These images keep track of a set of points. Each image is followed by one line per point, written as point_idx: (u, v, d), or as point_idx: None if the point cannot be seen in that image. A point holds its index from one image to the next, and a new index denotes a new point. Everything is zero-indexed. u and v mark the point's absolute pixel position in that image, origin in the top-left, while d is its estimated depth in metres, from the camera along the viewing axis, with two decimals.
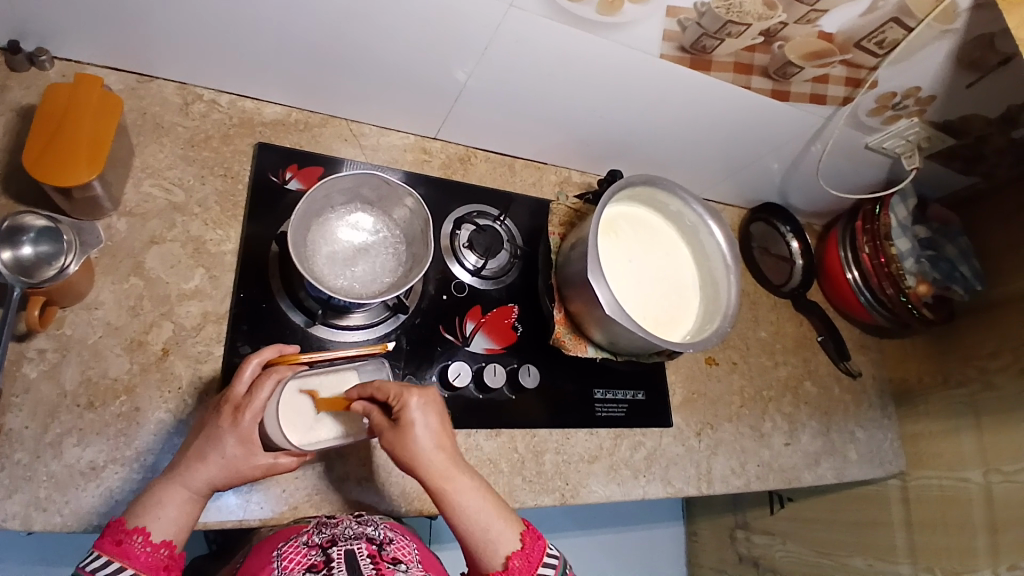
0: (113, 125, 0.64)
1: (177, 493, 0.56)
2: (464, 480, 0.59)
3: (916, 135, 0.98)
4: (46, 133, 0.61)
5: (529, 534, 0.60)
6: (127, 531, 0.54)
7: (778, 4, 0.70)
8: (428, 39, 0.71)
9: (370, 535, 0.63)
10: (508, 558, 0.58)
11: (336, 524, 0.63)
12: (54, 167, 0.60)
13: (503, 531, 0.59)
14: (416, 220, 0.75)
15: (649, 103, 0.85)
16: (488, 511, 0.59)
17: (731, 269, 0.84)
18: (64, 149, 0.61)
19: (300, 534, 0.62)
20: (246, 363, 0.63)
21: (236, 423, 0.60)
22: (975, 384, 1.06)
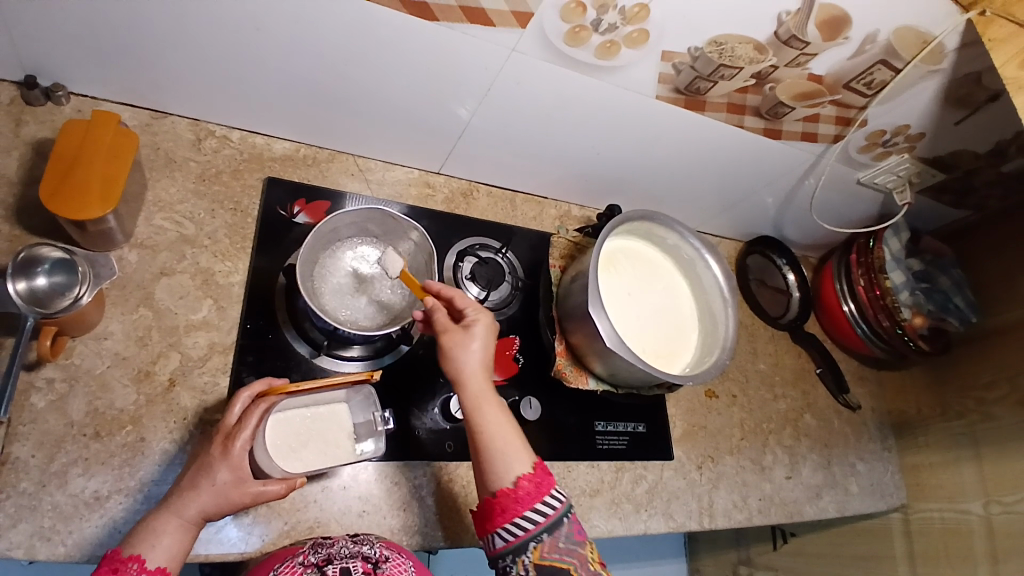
0: (130, 160, 0.66)
1: (172, 521, 0.56)
2: (496, 406, 0.66)
3: (906, 170, 1.01)
4: (65, 168, 0.64)
5: (541, 466, 0.63)
6: (123, 559, 0.53)
7: (768, 47, 0.73)
8: (433, 78, 0.74)
9: (366, 553, 0.63)
10: (518, 478, 0.62)
11: (333, 544, 0.63)
12: (70, 202, 0.62)
13: (520, 452, 0.64)
14: (420, 254, 0.77)
15: (647, 141, 0.88)
16: (511, 436, 0.65)
17: (729, 302, 0.85)
18: (82, 183, 0.63)
19: (296, 554, 0.61)
20: (236, 398, 0.64)
21: (226, 452, 0.60)
22: (972, 415, 1.06)
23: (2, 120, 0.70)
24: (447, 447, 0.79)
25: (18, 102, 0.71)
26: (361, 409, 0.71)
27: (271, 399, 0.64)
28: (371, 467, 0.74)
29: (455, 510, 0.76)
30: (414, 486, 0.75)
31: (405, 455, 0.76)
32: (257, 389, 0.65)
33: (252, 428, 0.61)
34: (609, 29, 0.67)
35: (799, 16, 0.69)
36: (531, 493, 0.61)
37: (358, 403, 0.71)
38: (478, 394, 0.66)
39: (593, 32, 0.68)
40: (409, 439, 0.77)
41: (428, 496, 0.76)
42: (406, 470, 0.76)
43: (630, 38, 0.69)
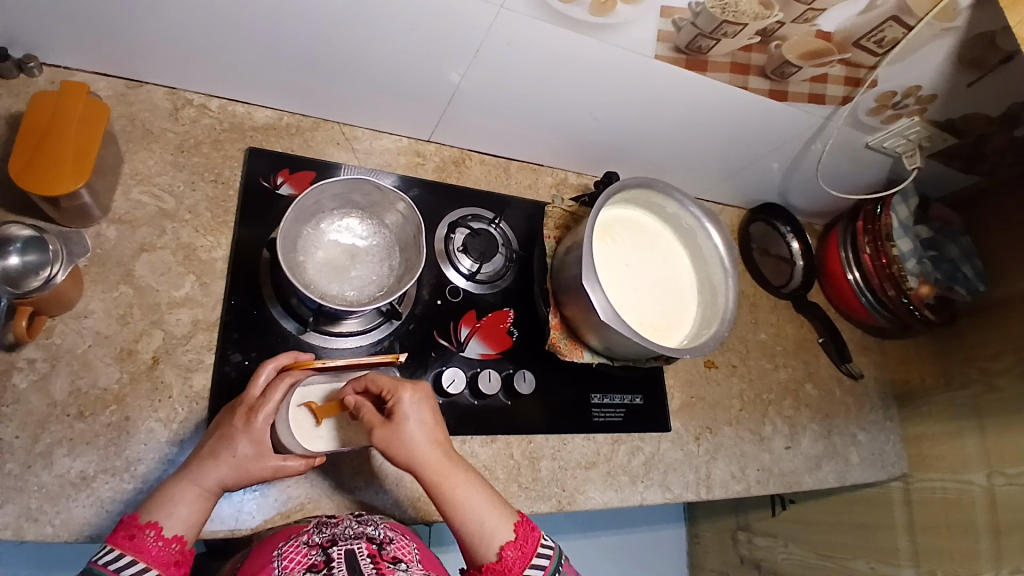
0: (101, 131, 0.63)
1: (188, 490, 0.56)
2: (458, 474, 0.61)
3: (916, 134, 0.97)
4: (33, 140, 0.61)
5: (523, 524, 0.61)
6: (141, 525, 0.53)
7: (775, 3, 0.68)
8: (419, 37, 0.69)
9: (370, 534, 0.62)
10: (502, 548, 0.59)
11: (336, 524, 0.63)
12: (40, 176, 0.59)
13: (497, 523, 0.60)
14: (408, 226, 0.74)
15: (646, 104, 0.84)
16: (480, 504, 0.60)
17: (729, 272, 0.83)
18: (51, 157, 0.60)
19: (300, 533, 0.61)
20: (261, 369, 0.64)
21: (249, 424, 0.60)
22: (977, 385, 1.05)
23: None
24: None
25: None
26: None
27: (298, 373, 0.63)
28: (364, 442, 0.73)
29: None
30: (407, 461, 0.75)
31: None
32: (282, 362, 0.64)
33: (277, 402, 0.62)
34: None
35: None
36: (523, 552, 0.59)
37: None
38: (431, 467, 0.60)
39: None
40: None
41: (421, 471, 0.75)
42: None
43: None
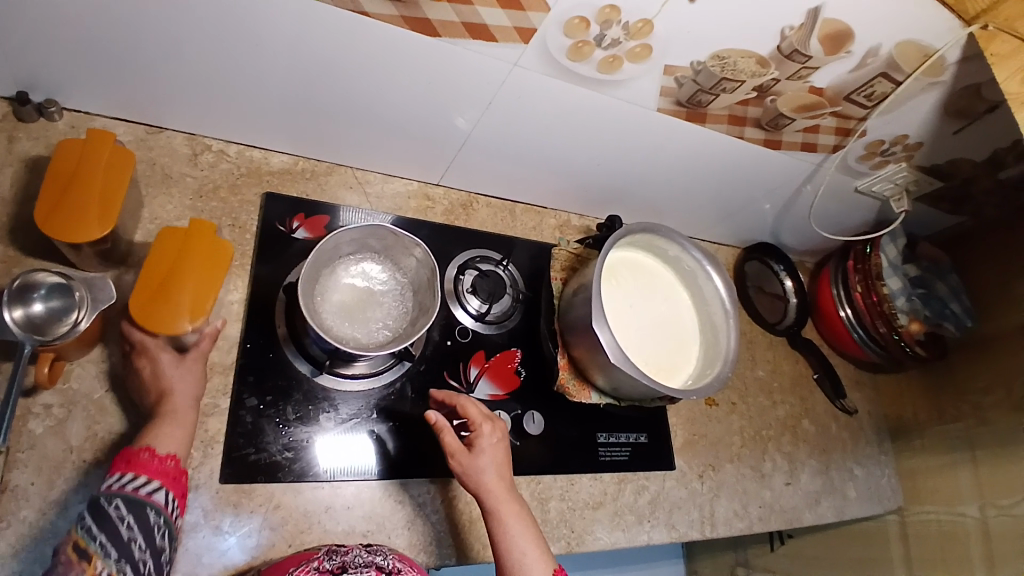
0: (127, 176, 0.65)
1: (184, 408, 0.61)
2: (518, 507, 0.65)
3: (904, 178, 1.02)
4: (59, 187, 0.62)
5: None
6: (134, 450, 0.54)
7: (770, 61, 0.72)
8: (433, 88, 0.72)
9: (379, 563, 0.62)
10: None
11: (346, 551, 0.63)
12: (67, 224, 0.61)
13: (542, 557, 0.62)
14: (423, 270, 0.75)
15: (649, 150, 0.87)
16: (530, 541, 0.63)
17: (730, 313, 0.85)
18: (77, 203, 0.61)
19: (311, 559, 0.60)
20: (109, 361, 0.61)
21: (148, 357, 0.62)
22: (969, 419, 1.08)
23: None
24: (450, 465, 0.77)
25: (7, 117, 0.70)
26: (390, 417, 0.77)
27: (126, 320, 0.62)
28: (375, 486, 0.73)
29: (459, 528, 0.76)
30: (418, 504, 0.74)
31: (409, 473, 0.74)
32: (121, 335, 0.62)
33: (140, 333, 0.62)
34: (612, 44, 0.67)
35: (802, 30, 0.69)
36: None
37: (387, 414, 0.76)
38: (497, 492, 0.66)
39: (595, 46, 0.67)
40: (412, 457, 0.75)
41: (432, 515, 0.75)
42: (409, 488, 0.75)
43: (633, 53, 0.68)
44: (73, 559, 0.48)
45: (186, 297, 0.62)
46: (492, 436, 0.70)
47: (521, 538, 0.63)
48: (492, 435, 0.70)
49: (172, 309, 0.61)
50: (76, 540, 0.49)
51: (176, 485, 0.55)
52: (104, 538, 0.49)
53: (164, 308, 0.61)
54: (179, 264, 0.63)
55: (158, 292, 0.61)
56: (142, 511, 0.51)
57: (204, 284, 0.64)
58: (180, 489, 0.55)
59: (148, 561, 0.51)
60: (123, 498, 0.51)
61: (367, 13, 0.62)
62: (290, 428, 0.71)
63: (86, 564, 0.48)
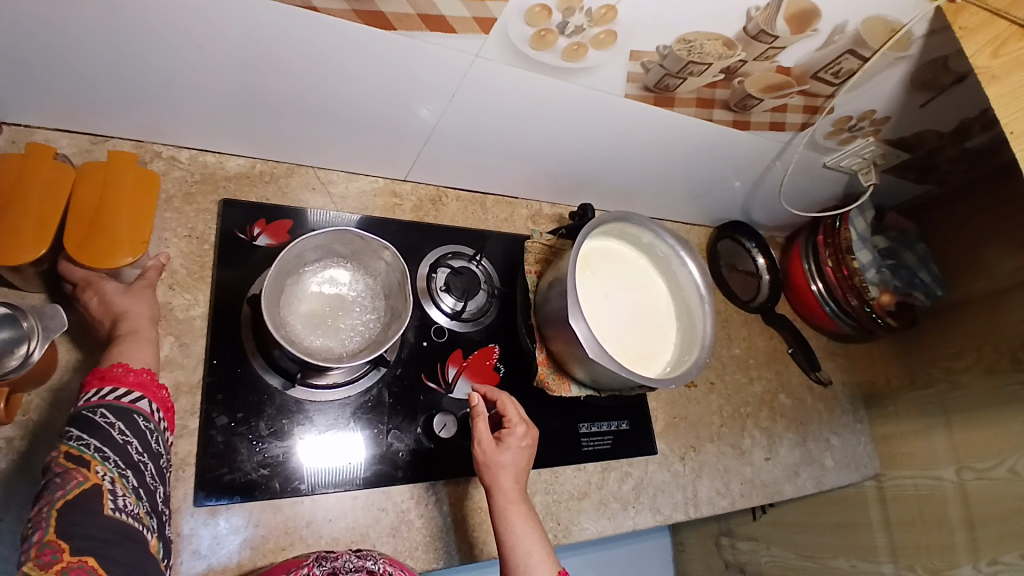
0: (65, 193, 0.60)
1: (144, 323, 0.62)
2: (529, 512, 0.66)
3: (871, 152, 1.02)
4: None
5: None
6: (105, 369, 0.55)
7: (737, 43, 0.71)
8: (393, 83, 0.70)
9: (369, 568, 0.60)
10: None
11: (336, 557, 0.61)
12: (2, 247, 0.56)
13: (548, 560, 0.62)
14: (393, 273, 0.73)
15: (618, 135, 0.85)
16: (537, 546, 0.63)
17: (706, 298, 0.85)
18: (10, 225, 0.57)
19: (299, 567, 0.59)
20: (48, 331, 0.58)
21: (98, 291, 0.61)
22: (941, 384, 1.11)
23: None
24: (434, 468, 0.76)
25: None
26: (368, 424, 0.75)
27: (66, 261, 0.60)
28: (358, 496, 0.72)
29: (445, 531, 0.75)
30: (402, 510, 0.73)
31: (391, 479, 0.73)
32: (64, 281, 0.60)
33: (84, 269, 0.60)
34: (576, 32, 0.64)
35: (768, 10, 0.67)
36: None
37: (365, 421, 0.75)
38: (512, 492, 0.67)
39: (559, 35, 0.65)
40: (393, 463, 0.74)
41: (417, 519, 0.74)
42: (392, 495, 0.74)
43: (597, 40, 0.66)
44: (67, 467, 0.48)
45: (130, 215, 0.62)
46: (522, 439, 0.71)
47: (529, 539, 0.63)
48: (523, 436, 0.71)
49: (113, 240, 0.60)
50: (66, 452, 0.49)
51: (156, 396, 0.57)
52: (99, 444, 0.50)
53: (110, 234, 0.60)
54: (109, 200, 0.61)
55: (94, 229, 0.60)
56: (129, 417, 0.53)
57: (140, 212, 0.62)
58: (161, 400, 0.57)
59: (147, 462, 0.53)
60: (107, 407, 0.52)
61: (316, 8, 0.58)
62: (265, 443, 0.69)
63: (86, 471, 0.48)
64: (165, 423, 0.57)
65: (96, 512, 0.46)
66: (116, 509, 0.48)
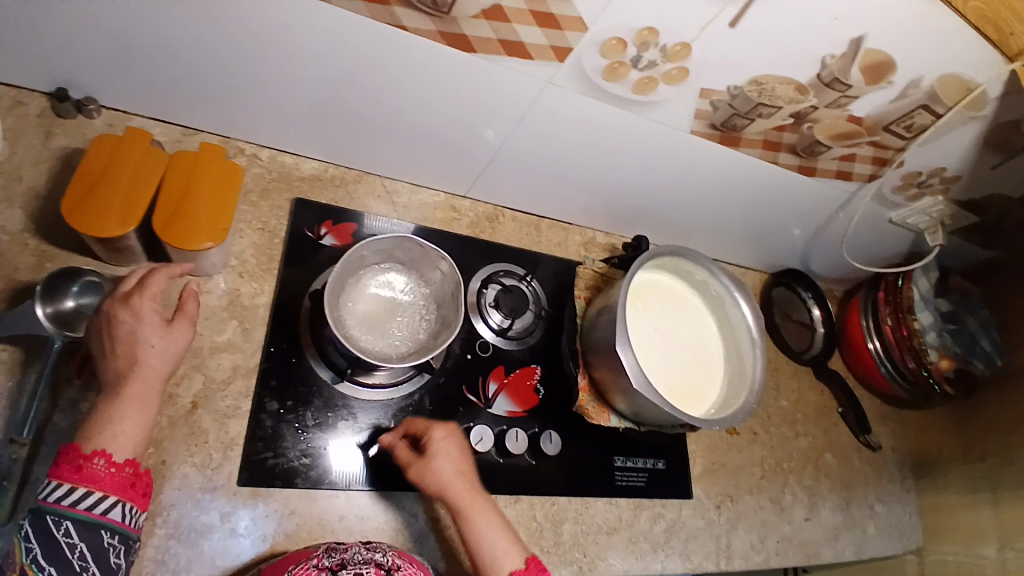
0: (156, 179, 0.65)
1: (151, 386, 0.56)
2: (481, 503, 0.64)
3: (940, 212, 0.99)
4: (90, 182, 0.63)
5: (534, 561, 0.63)
6: (85, 456, 0.50)
7: (809, 88, 0.71)
8: (466, 103, 0.73)
9: (378, 561, 0.60)
10: (511, 574, 0.61)
11: (345, 549, 0.61)
12: (91, 218, 0.61)
13: (512, 547, 0.63)
14: (447, 284, 0.76)
15: (678, 171, 0.86)
16: (499, 534, 0.63)
17: (757, 341, 0.83)
18: (103, 201, 0.62)
19: (310, 557, 0.59)
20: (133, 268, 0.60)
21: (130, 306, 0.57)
22: (994, 458, 1.05)
23: (32, 132, 0.70)
24: None
25: (48, 113, 0.72)
26: None
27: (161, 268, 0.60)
28: (390, 499, 0.73)
29: None
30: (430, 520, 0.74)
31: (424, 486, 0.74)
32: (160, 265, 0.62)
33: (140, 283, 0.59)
34: (648, 66, 0.66)
35: (843, 59, 0.67)
36: None
37: None
38: (458, 492, 0.64)
39: (631, 68, 0.67)
40: None
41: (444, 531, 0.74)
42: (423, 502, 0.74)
43: (669, 75, 0.68)
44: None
45: (203, 208, 0.65)
46: (445, 439, 0.68)
47: (489, 531, 0.63)
48: (446, 436, 0.68)
49: (192, 225, 0.64)
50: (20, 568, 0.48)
51: (135, 493, 0.52)
52: (48, 564, 0.48)
53: (186, 226, 0.64)
54: (193, 185, 0.66)
55: (179, 212, 0.64)
56: (95, 532, 0.49)
57: (219, 199, 0.67)
58: (139, 495, 0.53)
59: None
60: (72, 521, 0.48)
61: (405, 27, 0.62)
62: (309, 434, 0.71)
63: None
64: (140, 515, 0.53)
65: None
66: None
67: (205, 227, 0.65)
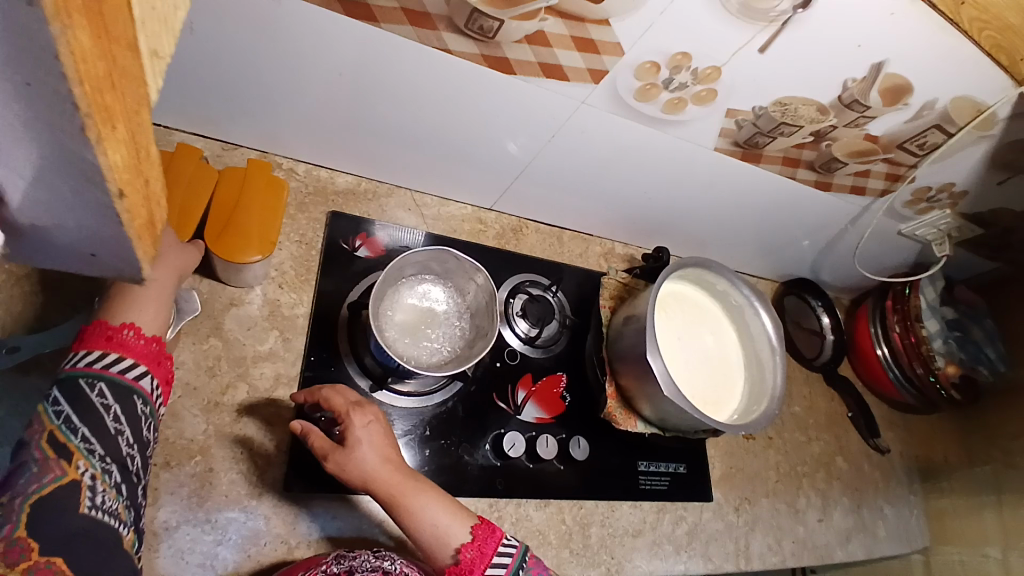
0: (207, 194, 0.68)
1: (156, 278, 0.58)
2: (410, 483, 0.63)
3: (948, 225, 1.03)
4: None
5: (481, 529, 0.63)
6: (115, 328, 0.52)
7: (830, 109, 0.75)
8: (501, 121, 0.76)
9: (386, 568, 0.62)
10: (459, 550, 0.61)
11: (355, 556, 0.63)
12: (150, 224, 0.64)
13: (454, 520, 0.63)
14: (481, 294, 0.78)
15: (699, 186, 0.89)
16: (436, 513, 0.63)
17: (776, 350, 0.86)
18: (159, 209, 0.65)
19: (320, 563, 0.61)
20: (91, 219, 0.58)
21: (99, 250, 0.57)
22: (998, 464, 1.10)
23: None
24: (498, 485, 0.79)
25: None
26: (442, 433, 0.78)
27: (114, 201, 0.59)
28: None
29: None
30: None
31: (459, 491, 0.76)
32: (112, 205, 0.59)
33: None
34: (679, 88, 0.69)
35: (864, 83, 0.71)
36: (482, 552, 0.61)
37: (438, 431, 0.78)
38: (388, 475, 0.63)
39: (663, 89, 0.70)
40: (461, 475, 0.77)
41: None
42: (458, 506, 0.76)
43: (698, 96, 0.71)
44: (46, 454, 0.44)
45: (253, 217, 0.68)
46: (363, 422, 0.65)
47: (424, 509, 0.62)
48: (367, 419, 0.65)
49: (244, 235, 0.67)
50: (51, 431, 0.45)
51: (158, 369, 0.54)
52: (88, 430, 0.47)
53: (237, 234, 0.67)
54: (243, 199, 0.68)
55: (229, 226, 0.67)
56: (129, 399, 0.50)
57: (269, 209, 0.69)
58: (163, 374, 0.54)
59: (136, 456, 0.50)
60: (107, 383, 0.49)
61: (450, 50, 0.65)
62: None
63: (67, 463, 0.45)
64: (161, 401, 0.54)
65: (70, 511, 0.43)
66: (94, 509, 0.45)
67: (255, 235, 0.67)
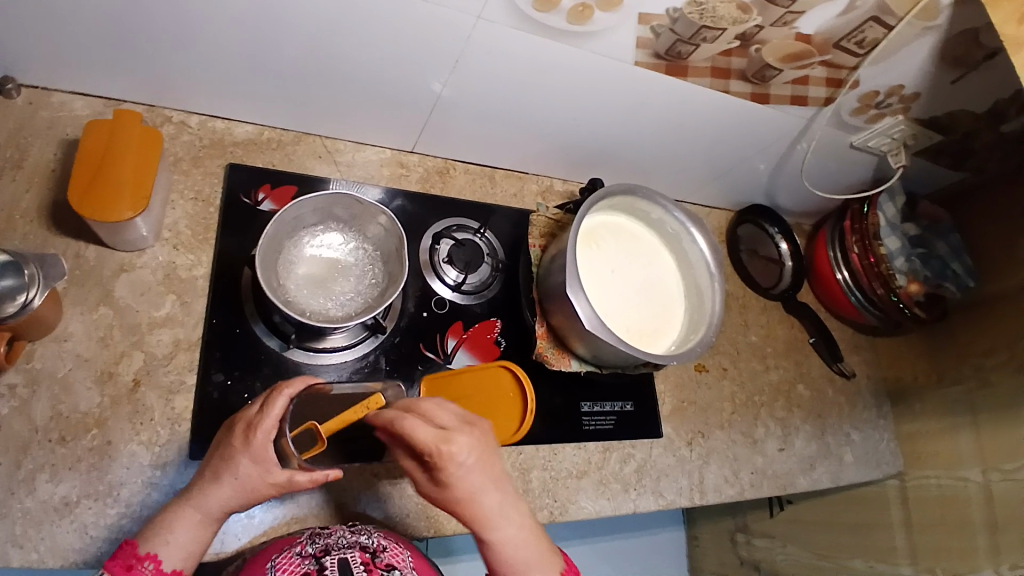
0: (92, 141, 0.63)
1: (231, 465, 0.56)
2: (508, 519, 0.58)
3: (901, 132, 0.97)
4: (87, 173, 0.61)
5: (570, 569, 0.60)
6: (139, 557, 0.52)
7: (752, 6, 0.68)
8: (401, 50, 0.69)
9: (363, 543, 0.61)
10: None
11: (330, 534, 0.62)
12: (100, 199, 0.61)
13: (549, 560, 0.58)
14: (391, 239, 0.73)
15: (627, 109, 0.83)
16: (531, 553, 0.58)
17: (716, 277, 0.82)
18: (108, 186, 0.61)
19: (294, 544, 0.60)
20: (279, 394, 0.58)
21: (248, 442, 0.56)
22: (970, 382, 1.05)
23: None
24: None
25: None
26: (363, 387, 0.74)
27: (297, 385, 0.59)
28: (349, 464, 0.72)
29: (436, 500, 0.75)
30: (395, 479, 0.74)
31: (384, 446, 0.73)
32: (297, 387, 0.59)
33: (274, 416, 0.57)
34: None
35: None
36: None
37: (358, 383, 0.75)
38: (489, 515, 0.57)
39: None
40: None
41: (409, 488, 0.74)
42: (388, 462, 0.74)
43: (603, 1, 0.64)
44: None
45: (122, 171, 0.62)
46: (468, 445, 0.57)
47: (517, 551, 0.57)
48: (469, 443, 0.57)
49: (114, 193, 0.61)
50: None
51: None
52: None
53: (104, 182, 0.61)
54: (110, 156, 0.62)
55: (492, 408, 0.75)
56: None
57: (144, 163, 0.63)
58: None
59: None
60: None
61: None
62: None
63: None
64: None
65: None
66: None
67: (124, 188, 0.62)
